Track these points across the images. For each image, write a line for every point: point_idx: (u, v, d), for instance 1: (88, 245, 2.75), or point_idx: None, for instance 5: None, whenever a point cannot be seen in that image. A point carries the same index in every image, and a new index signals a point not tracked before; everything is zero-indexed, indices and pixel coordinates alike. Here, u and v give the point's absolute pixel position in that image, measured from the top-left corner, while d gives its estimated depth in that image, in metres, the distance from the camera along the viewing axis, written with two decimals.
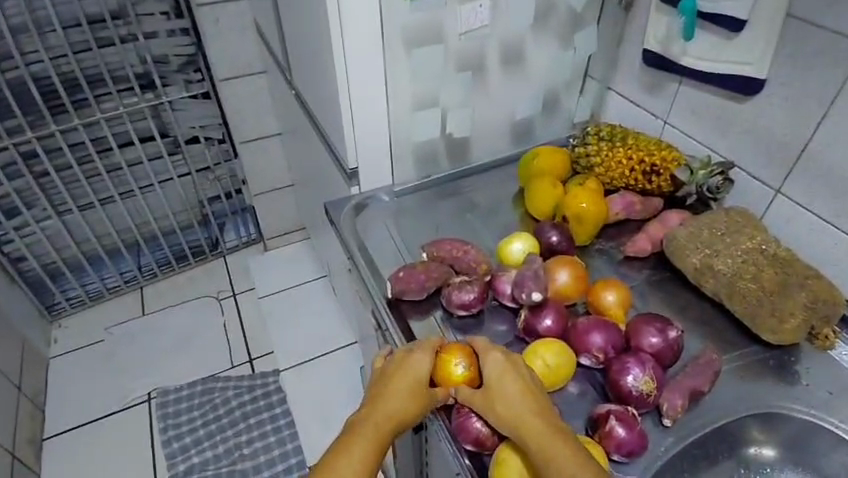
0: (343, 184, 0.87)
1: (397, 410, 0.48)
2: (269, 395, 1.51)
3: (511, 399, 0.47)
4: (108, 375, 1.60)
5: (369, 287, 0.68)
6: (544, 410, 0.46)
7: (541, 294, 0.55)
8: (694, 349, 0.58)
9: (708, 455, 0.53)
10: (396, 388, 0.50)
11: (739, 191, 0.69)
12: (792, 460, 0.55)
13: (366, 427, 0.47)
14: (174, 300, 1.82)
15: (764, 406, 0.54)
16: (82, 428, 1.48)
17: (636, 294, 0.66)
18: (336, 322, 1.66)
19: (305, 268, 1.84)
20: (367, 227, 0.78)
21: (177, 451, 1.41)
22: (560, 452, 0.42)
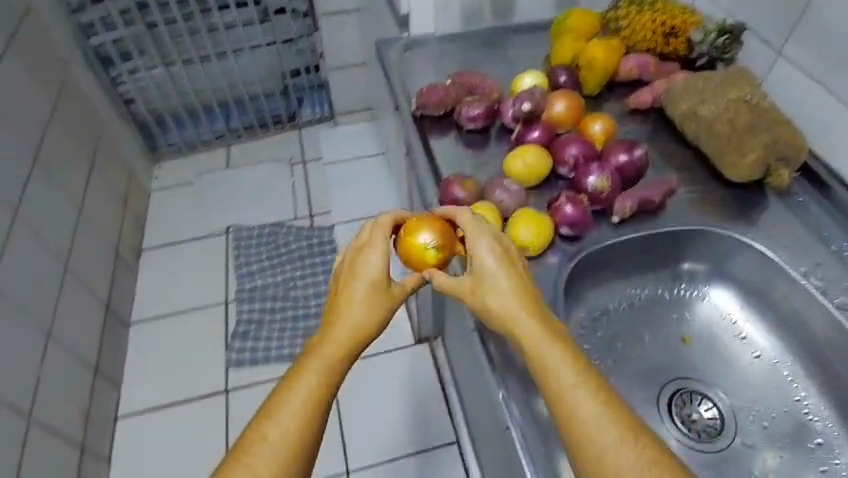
0: (397, 32, 0.98)
1: (361, 317, 0.51)
2: (323, 245, 1.78)
3: (499, 295, 0.51)
4: (196, 211, 1.90)
5: (402, 107, 0.82)
6: (532, 305, 0.50)
7: (532, 106, 0.69)
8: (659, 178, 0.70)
9: (645, 256, 0.67)
10: (368, 291, 0.52)
11: (750, 56, 0.74)
12: (719, 276, 0.69)
13: (342, 337, 0.51)
14: (254, 159, 2.07)
15: (706, 227, 0.66)
16: (174, 246, 1.80)
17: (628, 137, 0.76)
18: (389, 194, 1.84)
19: (368, 145, 2.01)
20: (411, 65, 0.90)
21: (245, 274, 1.71)
22: (554, 350, 0.47)
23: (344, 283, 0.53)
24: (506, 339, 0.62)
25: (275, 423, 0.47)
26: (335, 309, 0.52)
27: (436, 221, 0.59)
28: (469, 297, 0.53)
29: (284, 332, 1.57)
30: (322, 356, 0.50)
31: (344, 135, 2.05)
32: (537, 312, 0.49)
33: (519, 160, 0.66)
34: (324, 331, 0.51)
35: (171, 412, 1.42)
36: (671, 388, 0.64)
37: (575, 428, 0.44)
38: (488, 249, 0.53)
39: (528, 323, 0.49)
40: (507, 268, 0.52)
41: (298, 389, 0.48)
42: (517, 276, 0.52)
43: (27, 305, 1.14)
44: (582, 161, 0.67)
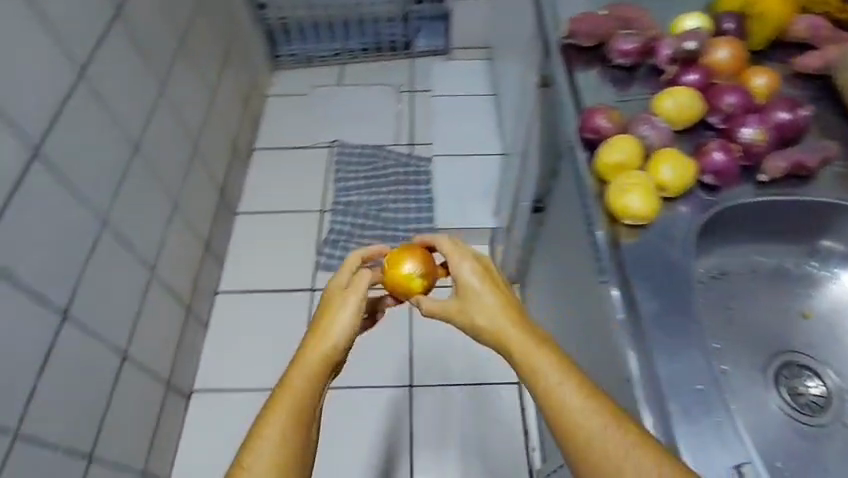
0: None
1: (339, 336, 0.60)
2: (419, 173, 1.82)
3: (479, 303, 0.60)
4: (306, 122, 1.99)
5: (551, 34, 0.81)
6: (510, 313, 0.59)
7: (696, 46, 0.69)
8: (819, 146, 0.65)
9: (782, 222, 0.65)
10: (355, 308, 0.62)
11: None
12: None
13: (327, 346, 0.59)
14: (365, 81, 2.11)
15: None
16: (282, 152, 1.90)
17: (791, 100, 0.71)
18: (492, 136, 1.84)
19: (479, 84, 2.00)
20: None
21: (342, 189, 1.79)
22: (540, 354, 0.55)
23: (329, 309, 0.62)
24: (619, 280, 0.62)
25: (256, 440, 0.55)
26: (321, 328, 0.61)
27: (417, 251, 0.75)
28: (454, 310, 0.62)
29: (371, 249, 1.64)
30: (309, 365, 0.58)
31: (455, 70, 2.05)
32: (515, 320, 0.58)
33: (670, 100, 0.65)
34: (309, 345, 0.60)
35: (263, 297, 1.56)
36: (780, 360, 0.63)
37: (569, 423, 0.51)
38: (467, 268, 0.63)
39: (509, 329, 0.58)
40: (484, 284, 0.61)
41: (288, 396, 0.56)
42: (494, 289, 0.61)
43: (164, 174, 1.27)
44: (737, 112, 0.65)
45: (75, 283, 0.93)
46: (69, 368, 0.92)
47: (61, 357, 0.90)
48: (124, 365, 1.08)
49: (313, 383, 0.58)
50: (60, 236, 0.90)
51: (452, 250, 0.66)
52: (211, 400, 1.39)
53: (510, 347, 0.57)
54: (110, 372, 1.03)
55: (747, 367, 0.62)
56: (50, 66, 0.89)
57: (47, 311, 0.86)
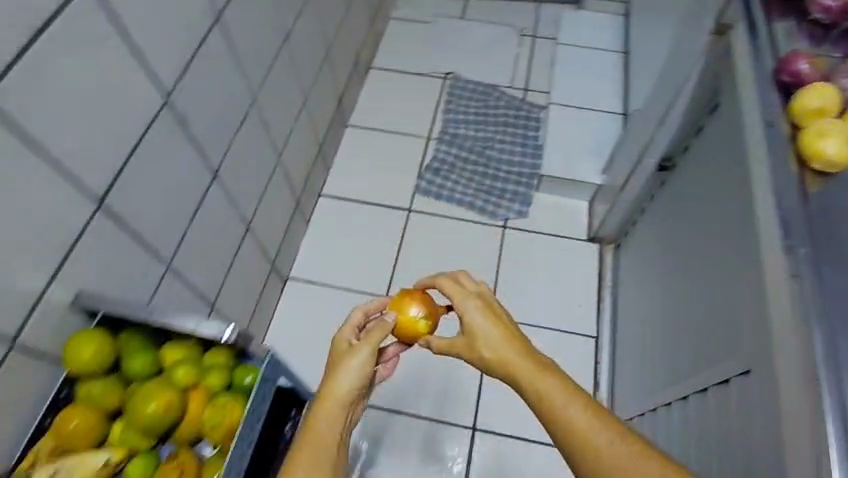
0: None
1: (353, 378, 0.68)
2: (529, 119, 1.80)
3: (490, 333, 0.71)
4: (424, 50, 1.98)
5: None
6: (511, 340, 0.70)
7: None
8: None
9: None
10: (365, 358, 0.70)
11: None
12: None
13: (340, 391, 0.67)
14: (489, 18, 2.07)
15: None
16: (396, 75, 1.92)
17: None
18: (612, 95, 1.78)
19: (608, 39, 1.92)
20: None
21: (451, 120, 1.80)
22: (542, 379, 0.65)
23: (342, 360, 0.71)
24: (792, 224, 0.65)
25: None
26: (338, 375, 0.69)
27: (416, 297, 0.82)
28: (461, 344, 0.73)
29: (470, 183, 1.66)
30: (332, 405, 0.67)
31: (585, 21, 1.97)
32: (517, 345, 0.69)
33: None
34: (328, 390, 0.68)
35: (363, 207, 1.63)
36: None
37: (577, 438, 0.61)
38: (470, 306, 0.73)
39: (510, 354, 0.69)
40: (487, 317, 0.72)
41: (318, 431, 0.65)
42: (498, 323, 0.72)
43: (302, 71, 1.32)
44: None
45: (227, 149, 1.01)
46: (209, 227, 1.00)
47: (208, 211, 0.99)
48: (247, 235, 1.18)
49: (334, 420, 0.66)
50: (223, 102, 0.96)
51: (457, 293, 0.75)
52: (305, 289, 1.49)
53: (512, 370, 0.68)
54: (237, 239, 1.13)
55: None
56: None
57: (205, 167, 0.95)
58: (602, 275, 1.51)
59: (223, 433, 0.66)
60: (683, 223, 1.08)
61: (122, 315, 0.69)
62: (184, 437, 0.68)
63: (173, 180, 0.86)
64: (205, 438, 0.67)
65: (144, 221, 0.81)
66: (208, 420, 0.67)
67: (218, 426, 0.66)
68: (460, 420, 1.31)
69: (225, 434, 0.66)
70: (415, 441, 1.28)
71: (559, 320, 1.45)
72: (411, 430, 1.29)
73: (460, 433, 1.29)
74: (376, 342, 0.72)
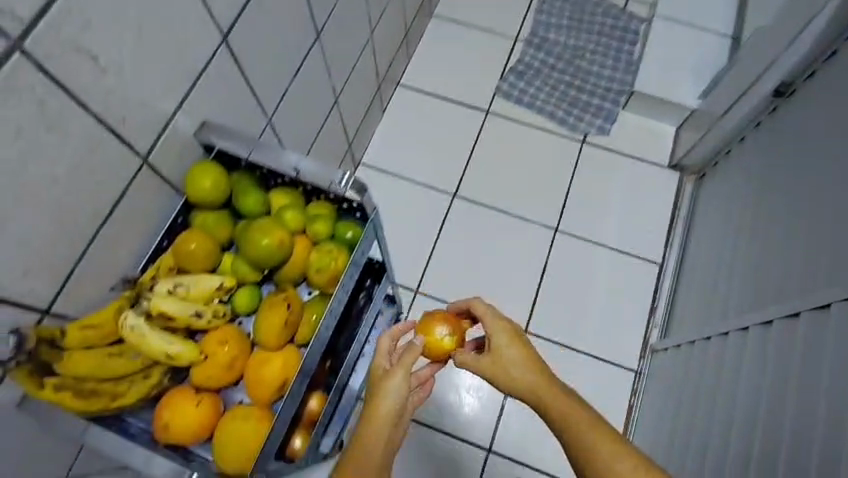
0: None
1: (392, 403, 0.68)
2: (627, 32, 1.67)
3: (512, 359, 0.71)
4: None
5: None
6: (533, 369, 0.70)
7: None
8: None
9: None
10: (402, 383, 0.69)
11: None
12: None
13: (380, 414, 0.68)
14: None
15: None
16: None
17: None
18: (725, 13, 1.62)
19: None
20: None
21: (542, 22, 1.68)
22: (566, 403, 0.65)
23: (381, 388, 0.69)
24: None
25: None
26: (377, 401, 0.69)
27: (441, 317, 0.78)
28: (485, 363, 0.73)
29: (553, 93, 1.58)
30: (378, 427, 0.67)
31: None
32: (536, 369, 0.69)
33: None
34: (370, 411, 0.68)
35: (439, 102, 1.57)
36: None
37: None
38: (493, 328, 0.74)
39: (532, 385, 0.68)
40: (507, 345, 0.73)
41: (369, 446, 0.65)
42: (519, 351, 0.72)
43: None
44: None
45: (331, 11, 0.97)
46: (304, 93, 0.99)
47: (307, 74, 0.97)
48: (334, 108, 1.16)
49: (378, 440, 0.66)
50: None
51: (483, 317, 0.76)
52: (375, 176, 1.49)
53: (537, 401, 0.67)
54: (325, 110, 1.12)
55: None
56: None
57: (310, 25, 0.91)
58: (679, 203, 1.46)
59: (328, 275, 0.69)
60: (794, 153, 1.01)
61: (237, 152, 0.71)
62: (287, 277, 0.71)
63: (283, 33, 0.83)
64: (308, 280, 0.70)
65: (256, 70, 0.79)
66: (314, 263, 0.69)
67: (324, 269, 0.69)
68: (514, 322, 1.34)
69: (329, 279, 0.69)
70: None
71: (626, 243, 1.43)
72: None
73: None
74: (408, 365, 0.70)
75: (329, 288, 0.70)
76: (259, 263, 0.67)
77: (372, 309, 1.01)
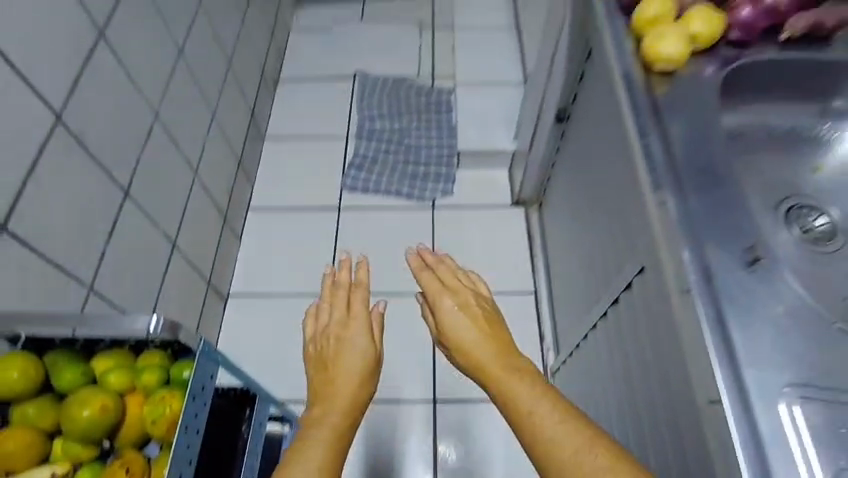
0: None
1: (355, 361, 0.63)
2: (440, 103, 1.83)
3: (513, 375, 0.58)
4: (331, 53, 2.00)
5: None
6: (499, 357, 0.61)
7: None
8: (797, 70, 0.67)
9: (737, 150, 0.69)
10: (359, 349, 0.64)
11: None
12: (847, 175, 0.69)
13: (339, 373, 0.62)
14: (385, 17, 2.11)
15: (794, 170, 0.69)
16: (303, 85, 1.91)
17: (796, 23, 0.65)
18: (511, 64, 1.86)
19: (500, 18, 2.03)
20: None
21: (367, 117, 1.79)
22: (542, 405, 0.54)
23: (349, 348, 0.64)
24: (695, 80, 0.64)
25: (304, 455, 0.53)
26: (345, 356, 0.63)
27: (436, 283, 0.69)
28: (460, 353, 0.64)
29: (397, 173, 1.65)
30: (334, 419, 0.57)
31: (474, 5, 2.09)
32: (498, 362, 0.60)
33: None
34: (322, 383, 0.63)
35: (291, 216, 1.60)
36: (786, 204, 0.66)
37: (564, 465, 0.50)
38: (470, 331, 0.64)
39: (554, 407, 0.54)
40: (494, 360, 0.60)
41: (314, 432, 0.56)
42: (515, 374, 0.58)
43: (205, 86, 1.33)
44: None
45: (134, 171, 1.00)
46: (132, 260, 0.99)
47: (124, 238, 0.96)
48: (173, 253, 1.16)
49: (360, 373, 0.63)
50: (120, 113, 0.96)
51: (462, 291, 0.68)
52: (245, 304, 1.45)
53: (548, 434, 0.52)
54: (162, 258, 1.10)
55: (761, 207, 0.66)
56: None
57: (112, 186, 0.93)
58: (533, 236, 1.55)
59: (164, 424, 0.65)
60: (576, 175, 1.12)
61: None
62: (127, 442, 0.66)
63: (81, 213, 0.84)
64: (149, 436, 0.66)
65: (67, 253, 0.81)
66: (148, 417, 0.65)
67: (157, 419, 0.65)
68: (421, 395, 1.31)
69: (168, 427, 0.65)
70: (379, 424, 1.26)
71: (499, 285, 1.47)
72: (375, 414, 1.28)
73: (421, 408, 1.29)
74: (366, 313, 0.68)
75: (169, 439, 0.66)
76: (87, 440, 0.62)
77: (251, 453, 0.91)
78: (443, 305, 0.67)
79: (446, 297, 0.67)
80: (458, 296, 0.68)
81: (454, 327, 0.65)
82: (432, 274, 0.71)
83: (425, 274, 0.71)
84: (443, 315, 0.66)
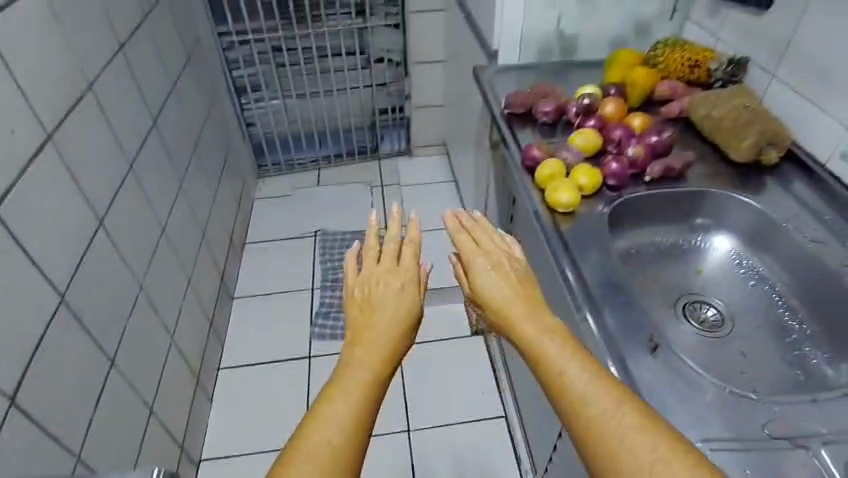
0: (488, 73, 1.22)
1: (395, 312, 0.60)
2: None
3: (542, 332, 0.57)
4: (293, 216, 2.23)
5: (501, 124, 1.06)
6: (530, 313, 0.61)
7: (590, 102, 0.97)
8: (664, 203, 0.89)
9: (633, 266, 0.88)
10: (401, 300, 0.61)
11: (809, 128, 0.88)
12: (726, 274, 0.87)
13: (380, 321, 0.59)
14: (340, 181, 2.41)
15: (682, 276, 0.88)
16: (269, 245, 2.09)
17: (653, 171, 0.88)
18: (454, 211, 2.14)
19: (439, 175, 2.36)
20: (516, 96, 1.05)
21: (330, 268, 1.97)
22: (569, 358, 0.53)
23: (391, 296, 0.61)
24: (590, 216, 0.84)
25: (339, 398, 0.50)
26: (387, 302, 0.60)
27: (470, 246, 0.71)
28: (493, 311, 0.64)
29: None
30: (366, 365, 0.54)
31: (416, 166, 2.44)
32: (531, 319, 0.60)
33: (576, 140, 0.92)
34: (360, 326, 0.59)
35: (263, 369, 1.66)
36: (680, 302, 0.84)
37: (589, 419, 0.48)
38: (501, 287, 0.65)
39: (580, 357, 0.53)
40: (526, 315, 0.60)
41: (348, 376, 0.52)
42: (546, 328, 0.58)
43: (183, 257, 1.47)
44: (623, 140, 0.91)
45: (120, 339, 1.08)
46: (115, 428, 1.02)
47: (109, 405, 1.01)
48: (151, 418, 1.18)
49: (398, 325, 0.59)
50: (112, 291, 1.06)
51: (496, 253, 0.69)
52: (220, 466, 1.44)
53: (573, 382, 0.51)
54: (140, 426, 1.13)
55: (663, 309, 0.82)
56: (104, 134, 1.10)
57: (102, 355, 1.00)
58: (495, 361, 1.67)
59: None
60: None
61: None
62: None
63: (74, 385, 0.91)
64: None
65: (59, 425, 0.85)
66: None
67: None
68: None
69: None
70: None
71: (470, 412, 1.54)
72: None
73: None
74: (410, 266, 0.65)
75: None
76: None
77: None
78: (477, 265, 0.68)
79: (479, 259, 0.68)
80: (493, 257, 0.69)
81: (486, 283, 0.66)
82: (466, 236, 0.72)
83: (461, 237, 0.73)
84: (477, 273, 0.67)
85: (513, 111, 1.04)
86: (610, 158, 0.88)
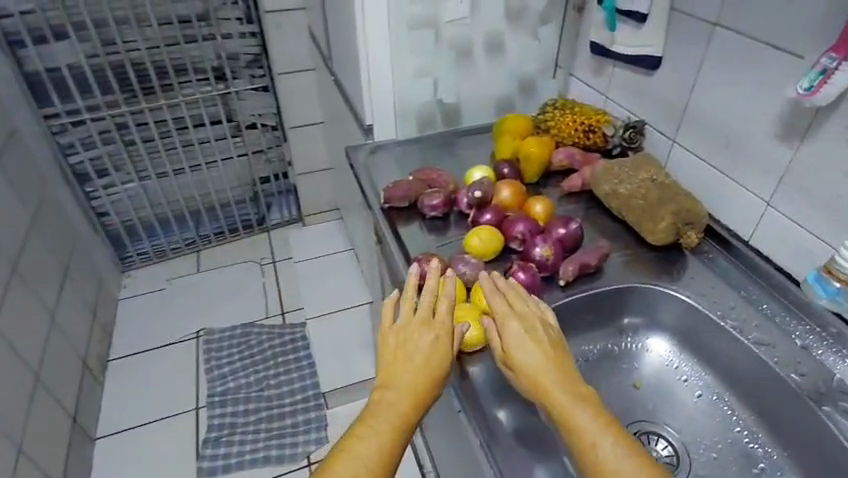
0: (362, 155, 1.03)
1: (418, 369, 0.54)
2: (295, 341, 1.77)
3: (575, 406, 0.48)
4: (168, 315, 1.89)
5: (382, 222, 0.87)
6: (564, 380, 0.50)
7: (481, 192, 0.81)
8: (585, 306, 0.74)
9: None
10: (426, 356, 0.55)
11: (723, 199, 0.78)
12: (667, 386, 0.73)
13: (403, 375, 0.53)
14: (223, 263, 2.10)
15: (620, 391, 0.73)
16: (139, 358, 1.74)
17: (566, 273, 0.72)
18: (357, 284, 1.92)
19: (336, 242, 2.14)
20: (395, 187, 0.87)
21: (217, 377, 1.66)
22: (609, 445, 0.44)
23: (415, 349, 0.56)
24: None
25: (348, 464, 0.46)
26: (413, 354, 0.55)
27: (503, 298, 0.60)
28: (517, 378, 0.53)
29: (263, 433, 1.50)
30: (380, 427, 0.49)
31: (310, 235, 2.20)
32: (567, 387, 0.50)
33: (472, 243, 0.75)
34: (384, 373, 0.55)
35: None
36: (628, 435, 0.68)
37: None
38: (534, 353, 0.53)
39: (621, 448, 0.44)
40: (558, 385, 0.50)
41: (361, 443, 0.48)
42: (582, 404, 0.48)
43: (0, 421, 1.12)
44: (527, 236, 0.76)
45: None
46: None
47: None
48: None
49: (420, 385, 0.53)
50: None
51: (533, 316, 0.57)
52: None
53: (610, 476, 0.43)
54: None
55: None
56: None
57: None
58: (422, 460, 1.46)
59: None
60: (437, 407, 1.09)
61: None
62: None
63: None
64: None
65: None
66: None
67: None
68: None
69: None
70: None
71: None
72: None
73: None
74: (438, 323, 0.58)
75: None
76: None
77: None
78: (510, 329, 0.56)
79: (513, 322, 0.56)
80: (529, 320, 0.57)
81: (516, 346, 0.54)
82: (498, 287, 0.61)
83: (490, 287, 0.61)
84: (507, 337, 0.55)
85: (393, 206, 0.86)
86: (515, 265, 0.71)
